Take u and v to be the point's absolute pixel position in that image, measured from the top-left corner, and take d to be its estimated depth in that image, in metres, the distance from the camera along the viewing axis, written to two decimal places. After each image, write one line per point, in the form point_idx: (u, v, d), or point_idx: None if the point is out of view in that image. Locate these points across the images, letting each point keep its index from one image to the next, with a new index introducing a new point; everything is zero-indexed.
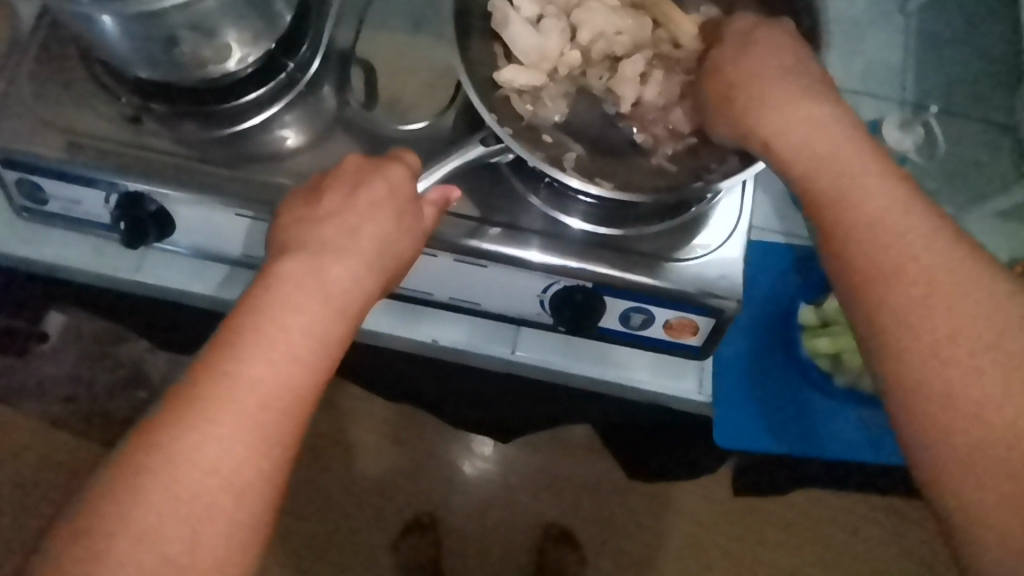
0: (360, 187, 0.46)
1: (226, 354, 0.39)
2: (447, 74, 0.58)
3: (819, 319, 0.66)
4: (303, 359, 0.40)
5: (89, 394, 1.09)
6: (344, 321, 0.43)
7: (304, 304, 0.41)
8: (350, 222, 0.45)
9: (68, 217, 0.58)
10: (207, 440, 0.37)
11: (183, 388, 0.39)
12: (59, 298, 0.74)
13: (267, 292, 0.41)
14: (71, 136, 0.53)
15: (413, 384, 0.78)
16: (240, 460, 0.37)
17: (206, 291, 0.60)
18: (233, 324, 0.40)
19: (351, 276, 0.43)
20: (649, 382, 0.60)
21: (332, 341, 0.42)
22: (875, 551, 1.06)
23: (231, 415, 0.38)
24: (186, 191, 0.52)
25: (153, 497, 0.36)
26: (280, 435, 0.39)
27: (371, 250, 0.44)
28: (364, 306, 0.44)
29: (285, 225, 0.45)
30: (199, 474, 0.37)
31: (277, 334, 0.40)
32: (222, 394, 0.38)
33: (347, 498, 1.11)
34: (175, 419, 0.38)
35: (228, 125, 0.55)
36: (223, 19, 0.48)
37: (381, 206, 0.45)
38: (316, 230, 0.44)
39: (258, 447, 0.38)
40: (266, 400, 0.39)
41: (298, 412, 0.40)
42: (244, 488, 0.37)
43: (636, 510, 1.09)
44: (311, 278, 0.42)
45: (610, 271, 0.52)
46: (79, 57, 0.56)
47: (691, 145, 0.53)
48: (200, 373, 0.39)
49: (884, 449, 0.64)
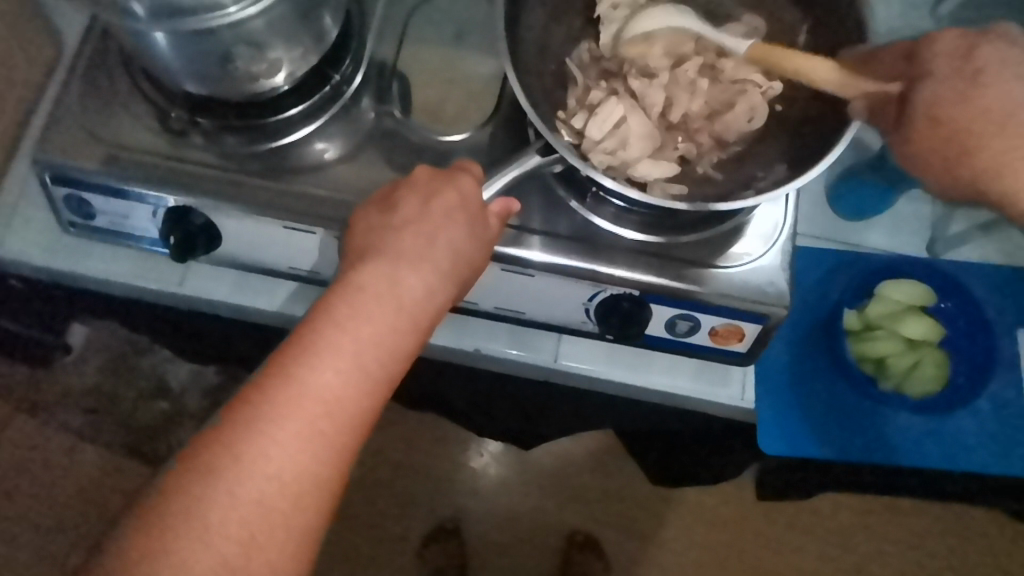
0: (434, 197, 0.46)
1: (299, 359, 0.39)
2: (488, 86, 0.59)
3: (863, 324, 0.70)
4: (371, 370, 0.40)
5: (112, 405, 1.09)
6: (413, 334, 0.43)
7: (377, 314, 0.42)
8: (427, 231, 0.45)
9: (113, 231, 0.59)
10: (273, 444, 0.37)
11: (252, 389, 0.39)
12: (93, 311, 0.75)
13: (343, 299, 0.41)
14: (117, 151, 0.53)
15: (444, 393, 0.78)
16: (301, 468, 0.38)
17: (248, 303, 0.61)
18: (307, 328, 0.41)
19: (423, 288, 0.44)
20: (690, 389, 0.61)
21: (399, 354, 0.42)
22: (902, 556, 1.06)
23: (298, 421, 0.38)
24: (233, 204, 0.52)
25: (217, 498, 0.36)
26: (343, 445, 0.39)
27: (443, 262, 0.45)
28: (433, 320, 0.44)
29: (360, 233, 0.45)
30: (261, 479, 0.37)
31: (349, 343, 0.40)
32: (290, 399, 0.38)
33: (369, 507, 1.10)
34: (242, 420, 0.38)
35: (272, 138, 0.55)
36: (275, 36, 0.49)
37: (455, 217, 0.46)
38: (397, 239, 0.44)
39: (320, 454, 0.38)
40: (333, 409, 0.39)
41: (362, 424, 0.40)
42: (302, 496, 0.38)
43: (661, 516, 1.09)
44: (386, 288, 0.42)
45: (658, 278, 0.52)
46: (123, 72, 0.56)
47: (735, 153, 0.55)
48: (270, 375, 0.39)
49: (925, 456, 0.64)
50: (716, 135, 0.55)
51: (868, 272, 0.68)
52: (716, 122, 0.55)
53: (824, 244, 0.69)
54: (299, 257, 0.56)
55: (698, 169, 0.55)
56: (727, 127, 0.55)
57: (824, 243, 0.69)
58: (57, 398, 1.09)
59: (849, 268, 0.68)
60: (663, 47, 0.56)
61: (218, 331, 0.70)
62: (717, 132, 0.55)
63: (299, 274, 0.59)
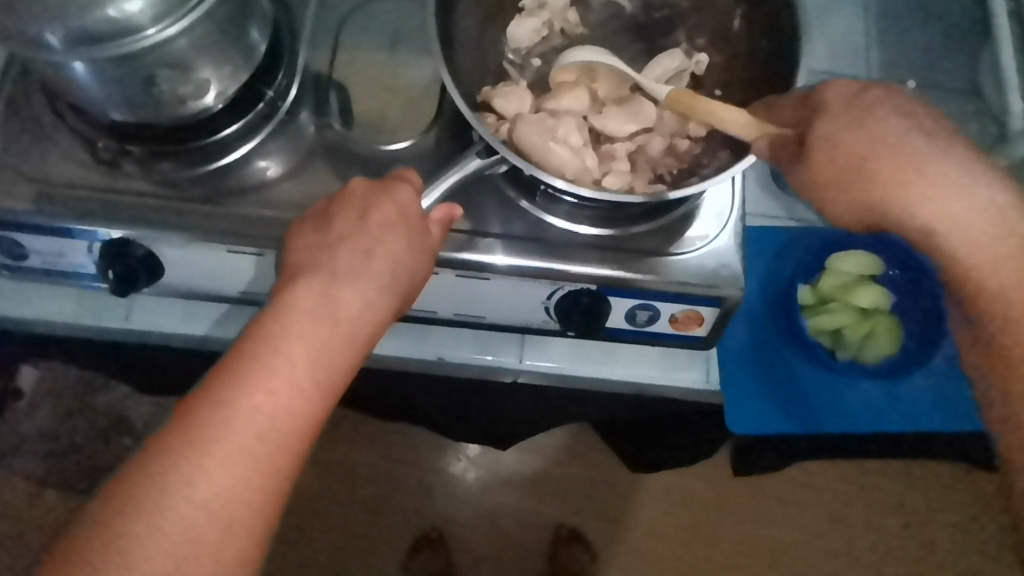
0: (370, 210, 0.45)
1: (228, 383, 0.38)
2: (428, 90, 0.58)
3: (817, 298, 0.70)
4: (304, 391, 0.39)
5: (70, 447, 1.04)
6: (351, 351, 0.42)
7: (310, 333, 0.40)
8: (363, 245, 0.44)
9: (51, 270, 0.56)
10: (200, 470, 0.36)
11: (182, 415, 0.38)
12: (40, 352, 0.72)
13: (275, 319, 0.40)
14: (44, 188, 0.51)
15: (412, 402, 0.77)
16: (230, 493, 0.37)
17: (202, 331, 0.60)
18: (239, 350, 0.39)
19: (362, 304, 0.43)
20: (653, 376, 0.62)
21: (335, 372, 0.41)
22: (875, 515, 1.09)
23: (228, 446, 0.37)
24: (172, 234, 0.50)
25: (141, 529, 0.35)
26: (275, 468, 0.38)
27: (382, 275, 0.44)
28: (372, 336, 0.43)
29: (299, 249, 0.44)
30: (189, 507, 0.36)
31: (280, 363, 0.39)
32: (220, 424, 0.37)
33: (350, 523, 1.09)
34: (170, 447, 0.37)
35: (209, 160, 0.54)
36: (200, 55, 0.47)
37: (394, 228, 0.45)
38: (331, 255, 0.43)
39: (251, 480, 0.37)
40: (265, 433, 0.38)
41: (296, 446, 0.39)
42: (232, 522, 0.36)
43: (644, 502, 1.09)
44: (321, 306, 0.41)
45: (612, 272, 0.52)
46: (44, 101, 0.54)
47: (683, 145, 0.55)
48: (199, 400, 0.38)
49: (881, 422, 0.66)
50: (671, 133, 0.55)
51: (818, 248, 0.70)
52: (669, 118, 0.55)
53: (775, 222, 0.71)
54: (248, 281, 0.55)
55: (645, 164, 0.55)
56: (683, 120, 0.55)
57: (772, 222, 0.70)
58: (13, 444, 1.04)
59: (797, 245, 0.70)
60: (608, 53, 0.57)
61: (174, 360, 0.69)
62: (669, 130, 0.55)
63: (252, 298, 0.57)
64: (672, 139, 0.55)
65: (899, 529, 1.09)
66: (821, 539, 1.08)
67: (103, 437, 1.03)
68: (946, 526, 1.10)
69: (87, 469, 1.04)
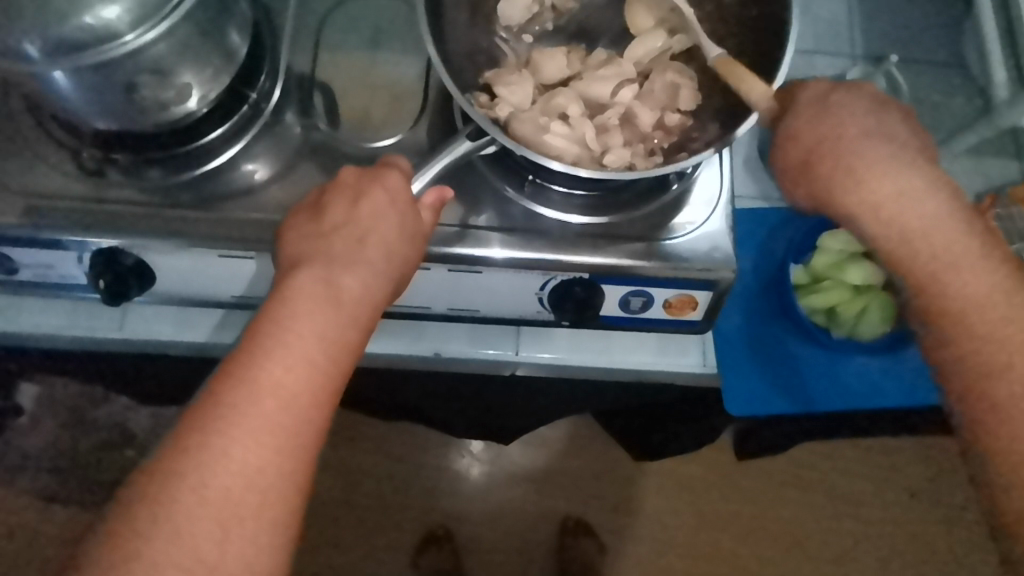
0: (361, 198, 0.45)
1: (246, 361, 0.38)
2: (414, 85, 0.58)
3: (809, 277, 0.71)
4: (319, 364, 0.39)
5: (72, 462, 1.04)
6: (357, 326, 0.42)
7: (317, 309, 0.40)
8: (356, 232, 0.44)
9: (42, 283, 0.56)
10: (230, 442, 0.36)
11: (205, 395, 0.37)
12: (37, 367, 0.72)
13: (281, 301, 0.40)
14: (31, 200, 0.50)
15: (412, 400, 0.77)
16: (264, 461, 0.36)
17: (197, 337, 0.60)
18: (250, 332, 0.39)
19: (363, 282, 0.43)
20: (651, 362, 0.62)
21: (346, 346, 0.41)
22: (880, 493, 1.09)
23: (254, 418, 0.37)
24: (161, 240, 0.50)
25: (182, 503, 0.35)
26: (302, 436, 0.38)
27: (379, 257, 0.44)
28: (377, 313, 0.43)
29: (292, 241, 0.44)
30: (225, 477, 0.35)
31: (293, 340, 0.39)
32: (242, 398, 0.37)
33: (357, 524, 1.09)
34: (198, 425, 0.36)
35: (196, 165, 0.54)
36: (180, 58, 0.47)
37: (385, 212, 0.44)
38: (327, 243, 0.43)
39: (281, 448, 0.37)
40: (287, 403, 0.38)
41: (319, 416, 0.39)
42: (269, 488, 0.36)
43: (649, 490, 1.10)
44: (324, 286, 0.41)
45: (605, 259, 0.52)
46: (26, 115, 0.54)
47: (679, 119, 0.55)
48: (219, 380, 0.38)
49: (885, 392, 0.66)
50: (663, 106, 0.55)
51: (810, 226, 0.70)
52: (659, 90, 0.55)
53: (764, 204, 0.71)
54: (241, 285, 0.55)
55: (643, 135, 0.54)
56: (674, 92, 0.55)
57: (765, 204, 0.71)
58: (15, 462, 1.04)
59: (792, 222, 0.70)
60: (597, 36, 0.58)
61: (171, 368, 0.69)
62: (660, 103, 0.55)
63: (246, 302, 0.57)
64: (663, 113, 0.55)
65: (904, 505, 1.09)
66: (827, 519, 1.09)
67: (105, 450, 1.03)
68: (951, 500, 1.10)
69: (90, 482, 1.04)
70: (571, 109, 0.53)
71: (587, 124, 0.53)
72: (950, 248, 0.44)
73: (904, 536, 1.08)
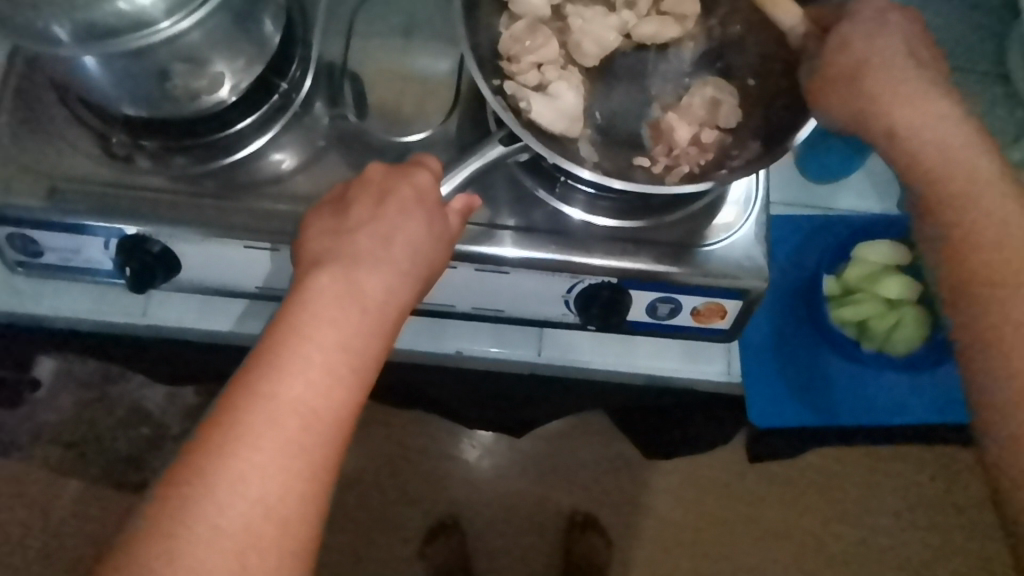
0: (387, 198, 0.44)
1: (265, 375, 0.37)
2: (446, 80, 0.57)
3: (841, 288, 0.70)
4: (342, 377, 0.38)
5: (88, 438, 1.04)
6: (381, 335, 0.41)
7: (341, 318, 0.39)
8: (381, 231, 0.43)
9: (66, 266, 0.56)
10: (251, 467, 0.35)
11: (222, 413, 0.36)
12: (58, 343, 0.72)
13: (301, 309, 0.39)
14: (61, 183, 0.50)
15: (429, 392, 0.77)
16: (285, 486, 0.35)
17: (217, 326, 0.60)
18: (269, 343, 0.38)
19: (387, 288, 0.41)
20: (675, 368, 0.61)
21: (370, 356, 0.40)
22: (892, 500, 1.08)
23: (273, 439, 0.36)
24: (189, 229, 0.50)
25: (199, 534, 0.34)
26: (325, 457, 0.37)
27: (404, 261, 0.42)
28: (400, 319, 0.42)
29: (315, 238, 0.43)
30: (245, 503, 0.34)
31: (314, 352, 0.38)
32: (262, 417, 0.36)
33: (366, 508, 1.10)
34: (214, 446, 0.35)
35: (224, 154, 0.53)
36: (213, 48, 0.46)
37: (411, 214, 0.43)
38: (349, 243, 0.42)
39: (302, 472, 0.36)
40: (308, 422, 0.36)
41: (341, 433, 0.38)
42: (288, 516, 0.35)
43: (660, 488, 1.09)
44: (347, 292, 0.40)
45: (635, 265, 0.51)
46: (56, 95, 0.53)
47: (722, 140, 0.53)
48: (237, 397, 0.37)
49: (911, 411, 0.66)
50: (701, 121, 0.53)
51: (845, 235, 0.69)
52: (699, 105, 0.54)
53: (803, 211, 0.69)
54: (264, 276, 0.54)
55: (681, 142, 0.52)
56: (714, 108, 0.53)
57: (800, 209, 0.69)
58: (25, 435, 1.04)
59: (823, 232, 0.69)
60: (697, 99, 0.54)
61: (192, 351, 0.69)
62: (699, 118, 0.53)
63: (269, 293, 0.57)
64: (700, 129, 0.53)
65: (916, 513, 1.08)
66: (837, 524, 1.08)
67: (119, 428, 1.03)
68: (963, 511, 1.09)
69: (103, 458, 1.04)
70: (611, 119, 0.54)
71: (607, 137, 0.53)
72: (1005, 265, 0.42)
73: (913, 543, 1.07)
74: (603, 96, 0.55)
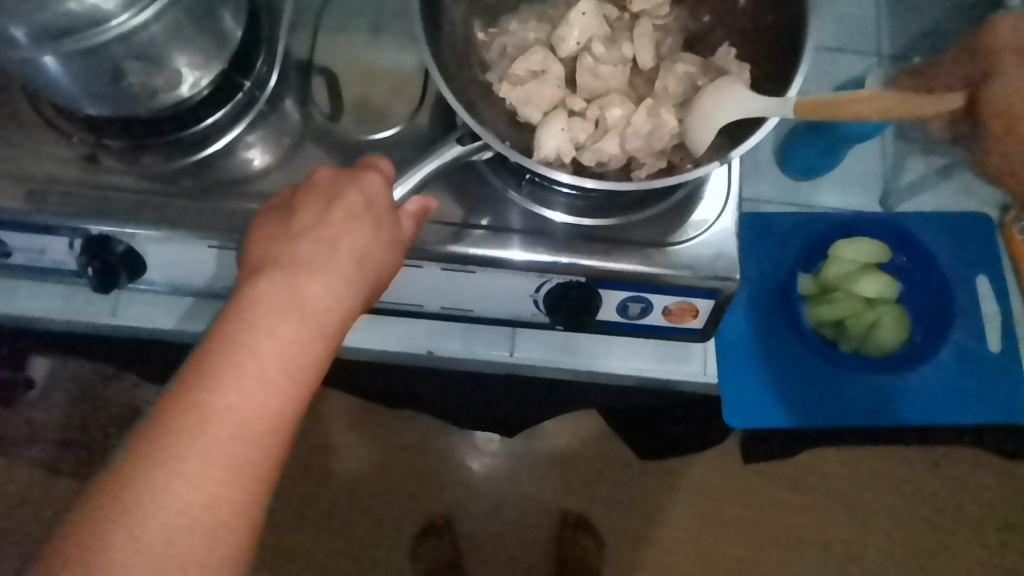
0: (335, 201, 0.43)
1: (196, 384, 0.36)
2: (415, 75, 0.56)
3: (819, 287, 0.69)
4: (277, 386, 0.38)
5: (78, 438, 1.04)
6: (323, 342, 0.40)
7: (279, 326, 0.39)
8: (326, 237, 0.42)
9: (36, 267, 0.56)
10: (177, 478, 0.35)
11: (151, 422, 0.36)
12: (40, 342, 0.72)
13: (239, 315, 0.38)
14: (29, 184, 0.50)
15: (411, 392, 0.77)
16: (214, 498, 0.35)
17: (179, 326, 0.60)
18: (205, 351, 0.38)
19: (329, 294, 0.41)
20: (648, 369, 0.60)
21: (308, 364, 0.39)
22: (889, 501, 1.06)
23: (201, 449, 0.35)
24: (153, 229, 0.49)
25: (118, 547, 0.33)
26: (255, 466, 0.36)
27: (349, 265, 0.42)
28: (344, 324, 0.41)
29: (258, 243, 0.43)
30: (169, 513, 0.34)
31: (248, 361, 0.37)
32: (193, 425, 0.36)
33: (355, 508, 1.09)
34: (140, 455, 0.35)
35: (193, 151, 0.53)
36: (173, 44, 0.45)
37: (359, 218, 0.43)
38: (292, 248, 0.41)
39: (234, 482, 0.35)
40: (240, 431, 0.36)
41: (274, 443, 0.37)
42: (217, 527, 0.35)
43: (654, 490, 1.08)
44: (286, 299, 0.39)
45: (600, 263, 0.50)
46: (25, 97, 0.53)
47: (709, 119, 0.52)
48: (168, 407, 0.36)
49: (886, 414, 0.66)
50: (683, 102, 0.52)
51: (822, 233, 0.69)
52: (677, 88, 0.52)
53: (773, 208, 0.70)
54: (220, 275, 0.54)
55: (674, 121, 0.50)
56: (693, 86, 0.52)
57: (775, 208, 0.70)
58: (21, 437, 1.05)
59: (798, 230, 0.69)
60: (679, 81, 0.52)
61: (169, 349, 0.68)
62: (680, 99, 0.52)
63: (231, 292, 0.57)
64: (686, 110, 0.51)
65: (913, 514, 1.06)
66: (832, 525, 1.06)
67: (109, 429, 1.03)
68: (963, 513, 1.06)
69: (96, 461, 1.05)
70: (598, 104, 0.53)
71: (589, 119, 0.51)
72: None
73: (910, 545, 1.06)
74: (589, 77, 0.52)
